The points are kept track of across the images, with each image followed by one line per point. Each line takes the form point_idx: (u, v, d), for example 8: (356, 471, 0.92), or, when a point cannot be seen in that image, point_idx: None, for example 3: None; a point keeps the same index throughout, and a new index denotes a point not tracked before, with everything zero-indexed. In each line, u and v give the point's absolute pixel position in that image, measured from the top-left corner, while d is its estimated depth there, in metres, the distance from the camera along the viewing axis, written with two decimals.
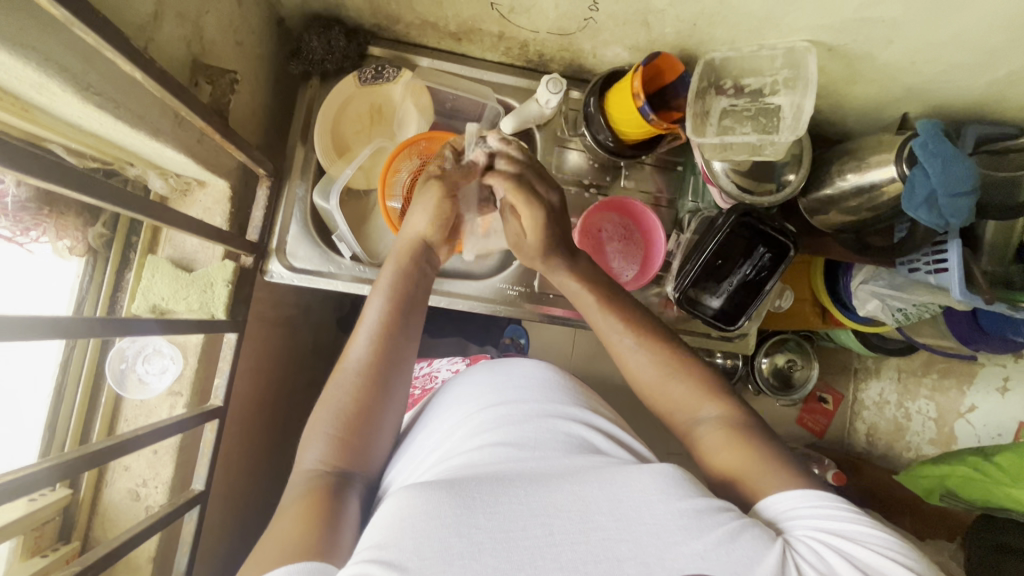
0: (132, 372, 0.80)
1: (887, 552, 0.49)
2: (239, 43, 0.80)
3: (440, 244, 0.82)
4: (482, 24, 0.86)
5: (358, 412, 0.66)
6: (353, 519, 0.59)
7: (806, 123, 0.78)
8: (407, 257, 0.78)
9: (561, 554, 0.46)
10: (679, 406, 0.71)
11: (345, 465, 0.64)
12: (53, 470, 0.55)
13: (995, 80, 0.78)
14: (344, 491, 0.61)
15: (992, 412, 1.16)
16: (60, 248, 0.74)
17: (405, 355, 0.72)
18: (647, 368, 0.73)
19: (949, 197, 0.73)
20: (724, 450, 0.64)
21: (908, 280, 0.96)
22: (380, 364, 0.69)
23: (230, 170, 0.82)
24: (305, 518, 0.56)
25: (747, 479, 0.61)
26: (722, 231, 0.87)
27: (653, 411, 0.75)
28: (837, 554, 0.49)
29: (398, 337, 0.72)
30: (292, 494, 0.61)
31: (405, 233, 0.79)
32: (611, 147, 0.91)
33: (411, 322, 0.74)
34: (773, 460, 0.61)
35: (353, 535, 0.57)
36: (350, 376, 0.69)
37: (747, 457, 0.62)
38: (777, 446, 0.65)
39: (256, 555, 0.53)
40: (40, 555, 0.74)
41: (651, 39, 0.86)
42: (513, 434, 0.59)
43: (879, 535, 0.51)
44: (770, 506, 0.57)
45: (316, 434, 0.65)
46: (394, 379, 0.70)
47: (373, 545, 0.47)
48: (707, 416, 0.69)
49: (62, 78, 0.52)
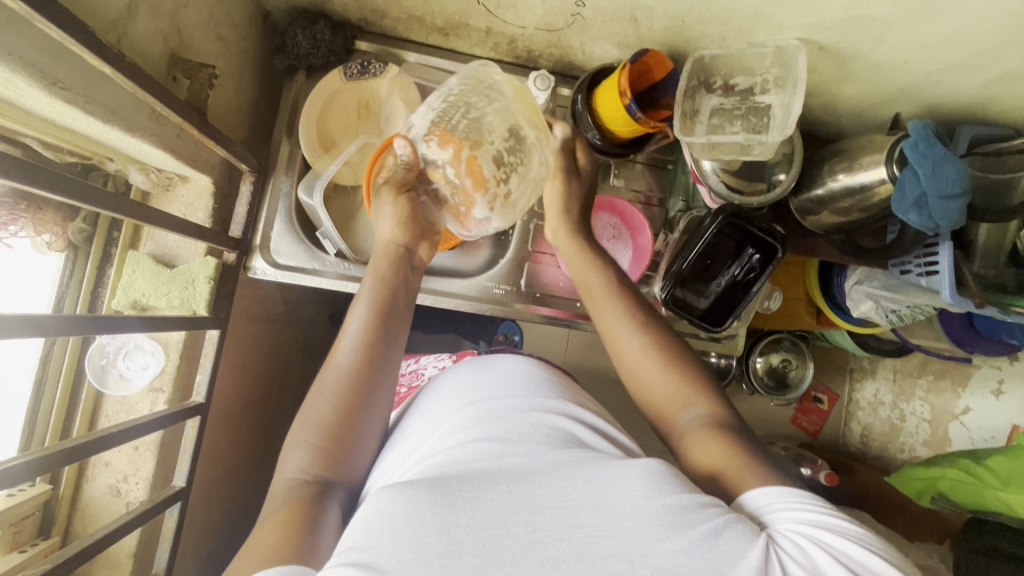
0: (113, 368, 0.80)
1: (869, 543, 0.49)
2: (220, 37, 0.79)
3: (418, 243, 0.81)
4: (468, 18, 0.85)
5: (341, 420, 0.66)
6: (334, 523, 0.58)
7: (793, 122, 0.77)
8: (387, 265, 0.76)
9: (543, 551, 0.45)
10: (665, 402, 0.71)
11: (327, 474, 0.63)
12: (28, 465, 0.54)
13: (988, 80, 0.77)
14: (325, 499, 0.61)
15: (987, 415, 1.15)
16: (39, 243, 0.74)
17: (389, 360, 0.72)
18: (640, 359, 0.74)
19: (939, 200, 0.71)
20: (703, 448, 0.64)
21: (902, 282, 0.95)
22: (363, 372, 0.69)
23: (212, 164, 0.81)
24: (286, 525, 0.55)
25: (728, 476, 0.60)
26: (710, 231, 0.86)
27: (640, 403, 0.74)
28: (817, 546, 0.49)
29: (382, 343, 0.71)
30: (273, 504, 0.60)
31: (380, 241, 0.78)
32: (599, 146, 0.90)
33: (395, 329, 0.73)
34: (751, 462, 0.61)
35: (333, 540, 0.57)
36: (331, 385, 0.68)
37: (730, 456, 0.62)
38: (757, 448, 0.64)
39: (239, 562, 0.53)
40: (19, 550, 0.73)
41: (639, 36, 0.84)
42: (494, 429, 0.58)
43: (860, 529, 0.51)
44: (753, 500, 0.56)
45: (298, 443, 0.65)
46: (380, 384, 0.70)
47: (350, 548, 0.46)
48: (691, 409, 0.69)
49: (27, 73, 0.51)
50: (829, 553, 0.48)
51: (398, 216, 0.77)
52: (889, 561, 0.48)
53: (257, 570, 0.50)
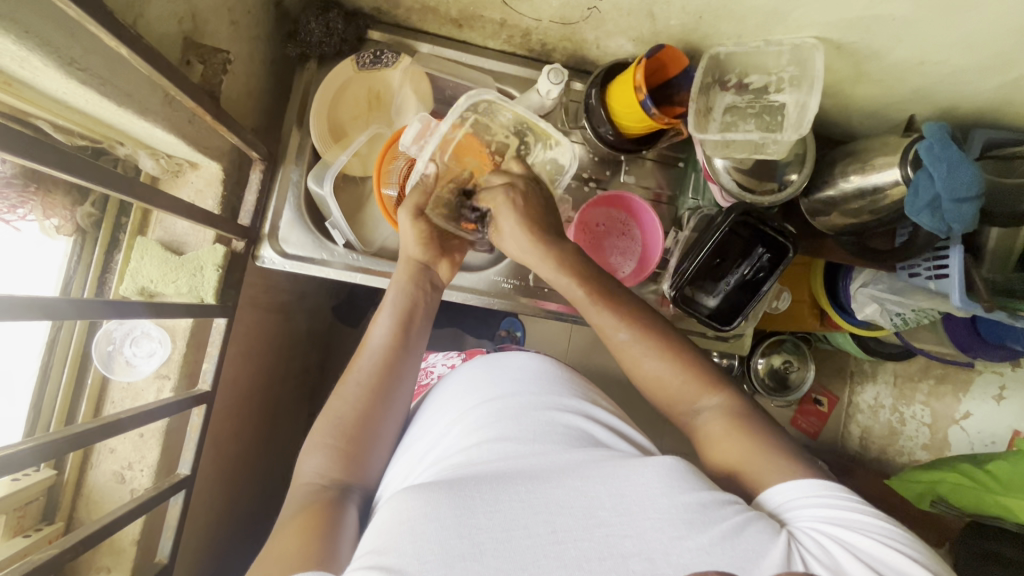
0: (120, 355, 0.80)
1: (894, 542, 0.49)
2: (233, 22, 0.78)
3: (438, 261, 0.81)
4: (483, 10, 0.84)
5: (360, 423, 0.66)
6: (352, 526, 0.58)
7: (809, 122, 0.76)
8: (409, 277, 0.77)
9: (564, 552, 0.45)
10: (677, 397, 0.69)
11: (344, 476, 0.63)
12: (34, 450, 0.54)
13: (1005, 83, 0.77)
14: (343, 502, 0.60)
15: (987, 418, 1.16)
16: (47, 227, 0.73)
17: (409, 368, 0.72)
18: (648, 362, 0.70)
19: (952, 202, 0.71)
20: (724, 443, 0.63)
21: (908, 286, 0.94)
22: (383, 378, 0.69)
23: (223, 152, 0.81)
24: (304, 530, 0.55)
25: (747, 471, 0.60)
26: (721, 229, 0.86)
27: (649, 397, 0.72)
28: (842, 546, 0.48)
29: (404, 352, 0.72)
30: (292, 508, 0.60)
31: (400, 255, 0.79)
32: (611, 141, 0.89)
33: (418, 336, 0.75)
34: (772, 449, 0.60)
35: (353, 542, 0.56)
36: (354, 389, 0.68)
37: (750, 449, 0.61)
38: (779, 435, 0.63)
39: (257, 571, 0.52)
40: (23, 535, 0.73)
41: (655, 31, 0.84)
42: (510, 427, 0.58)
43: (889, 527, 0.50)
44: (774, 498, 0.56)
45: (315, 446, 0.65)
46: (397, 390, 0.70)
47: (370, 552, 0.46)
48: (708, 404, 0.67)
49: (43, 52, 0.50)
50: (855, 554, 0.48)
51: (418, 235, 0.78)
52: (915, 561, 0.48)
53: None
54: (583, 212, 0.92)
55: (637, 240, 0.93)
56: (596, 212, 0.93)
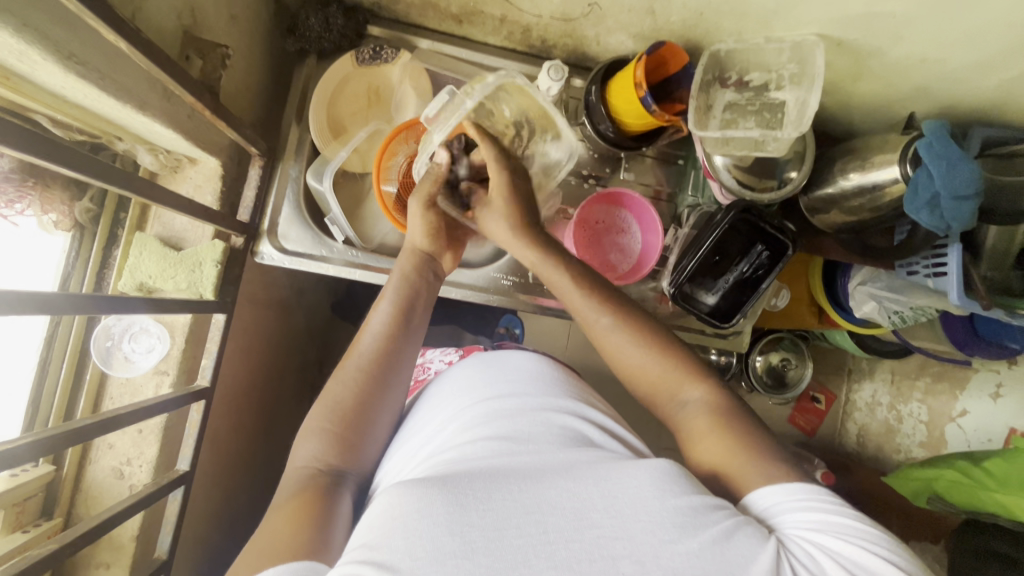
0: (118, 350, 0.80)
1: (884, 551, 0.49)
2: (233, 17, 0.78)
3: (441, 253, 0.81)
4: (484, 5, 0.84)
5: (357, 411, 0.66)
6: (344, 516, 0.58)
7: (809, 119, 0.76)
8: (413, 266, 0.77)
9: (556, 552, 0.45)
10: (659, 386, 0.70)
11: (341, 463, 0.63)
12: (32, 446, 0.54)
13: (1004, 81, 0.77)
14: (337, 491, 0.60)
15: (983, 417, 1.16)
16: (45, 222, 0.73)
17: (407, 356, 0.72)
18: (635, 353, 0.71)
19: (952, 199, 0.71)
20: (705, 441, 0.63)
21: (907, 283, 0.95)
22: (384, 365, 0.69)
23: (222, 147, 0.81)
24: (296, 517, 0.55)
25: (730, 473, 0.60)
26: (721, 226, 0.86)
27: (632, 388, 0.73)
28: (829, 556, 0.48)
29: (404, 341, 0.72)
30: (286, 491, 0.60)
31: (405, 245, 0.79)
32: (611, 138, 0.88)
33: (419, 327, 0.74)
34: (754, 449, 0.60)
35: (344, 534, 0.56)
36: (352, 373, 0.68)
37: (731, 451, 0.61)
38: (763, 435, 0.63)
39: (248, 553, 0.52)
40: (22, 531, 0.73)
41: (656, 28, 0.84)
42: (505, 427, 0.58)
43: (878, 534, 0.50)
44: (760, 501, 0.56)
45: (312, 431, 0.65)
46: (394, 380, 0.70)
47: (361, 547, 0.46)
48: (689, 398, 0.67)
49: (42, 46, 0.50)
50: (839, 562, 0.48)
51: (427, 225, 0.78)
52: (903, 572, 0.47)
53: (261, 569, 0.49)
54: (581, 210, 0.92)
55: (636, 237, 0.93)
56: (595, 210, 0.93)
